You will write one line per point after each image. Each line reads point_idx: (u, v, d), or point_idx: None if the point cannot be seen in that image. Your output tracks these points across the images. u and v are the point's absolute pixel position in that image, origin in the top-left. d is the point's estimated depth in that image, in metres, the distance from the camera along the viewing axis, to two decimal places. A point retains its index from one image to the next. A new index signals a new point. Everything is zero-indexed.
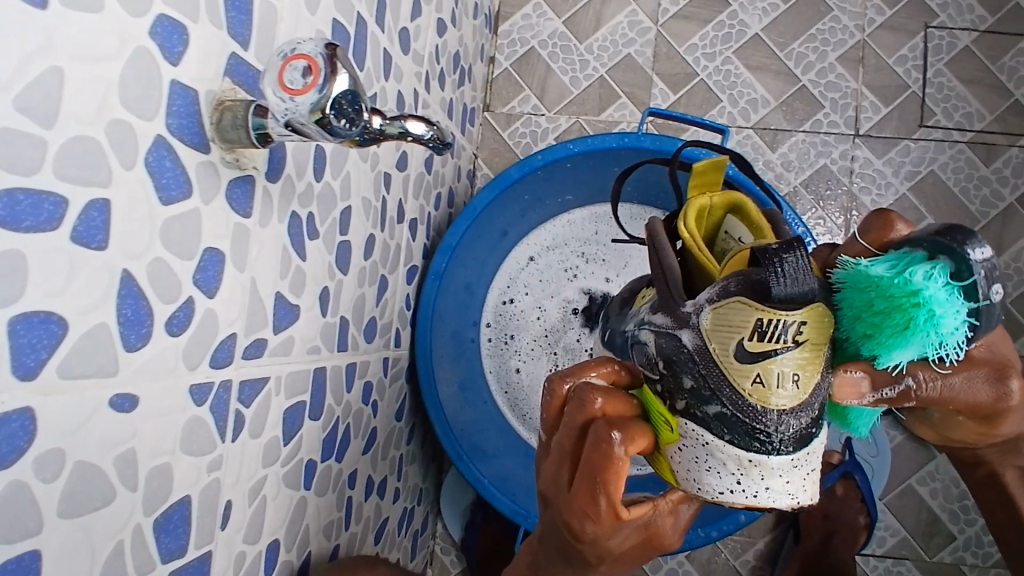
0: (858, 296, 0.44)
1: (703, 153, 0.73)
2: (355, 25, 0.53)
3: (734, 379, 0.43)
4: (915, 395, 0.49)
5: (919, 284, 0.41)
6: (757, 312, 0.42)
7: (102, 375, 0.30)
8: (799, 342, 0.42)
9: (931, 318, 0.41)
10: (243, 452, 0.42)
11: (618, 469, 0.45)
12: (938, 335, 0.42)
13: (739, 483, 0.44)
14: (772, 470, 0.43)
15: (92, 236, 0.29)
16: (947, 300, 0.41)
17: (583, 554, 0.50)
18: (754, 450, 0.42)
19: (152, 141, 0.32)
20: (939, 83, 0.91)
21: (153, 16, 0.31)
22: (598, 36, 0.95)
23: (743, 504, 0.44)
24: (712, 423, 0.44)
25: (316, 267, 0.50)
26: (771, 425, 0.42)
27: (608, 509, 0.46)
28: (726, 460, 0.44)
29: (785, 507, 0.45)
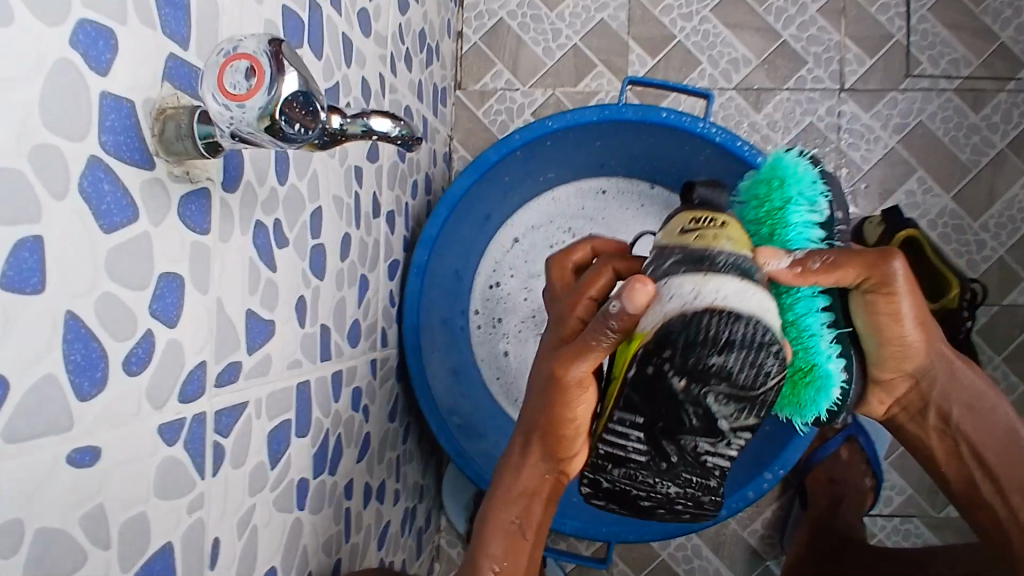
0: (744, 200, 0.49)
1: (688, 121, 0.70)
2: (308, 10, 0.48)
3: (678, 244, 0.43)
4: (823, 267, 0.47)
5: (771, 157, 0.49)
6: (695, 211, 0.45)
7: (56, 432, 0.27)
8: (729, 221, 0.44)
9: (794, 180, 0.48)
10: (226, 485, 0.39)
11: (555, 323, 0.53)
12: (807, 198, 0.48)
13: (696, 296, 0.39)
14: (726, 287, 0.40)
15: (25, 280, 0.25)
16: (801, 168, 0.48)
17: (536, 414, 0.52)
18: (703, 265, 0.40)
19: (87, 162, 0.28)
20: (923, 30, 0.88)
21: (74, 22, 0.27)
22: (568, 2, 0.91)
23: (705, 309, 0.39)
24: (666, 266, 0.42)
25: (288, 278, 0.47)
26: (716, 257, 0.41)
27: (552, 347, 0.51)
28: (682, 283, 0.40)
29: (752, 331, 0.39)
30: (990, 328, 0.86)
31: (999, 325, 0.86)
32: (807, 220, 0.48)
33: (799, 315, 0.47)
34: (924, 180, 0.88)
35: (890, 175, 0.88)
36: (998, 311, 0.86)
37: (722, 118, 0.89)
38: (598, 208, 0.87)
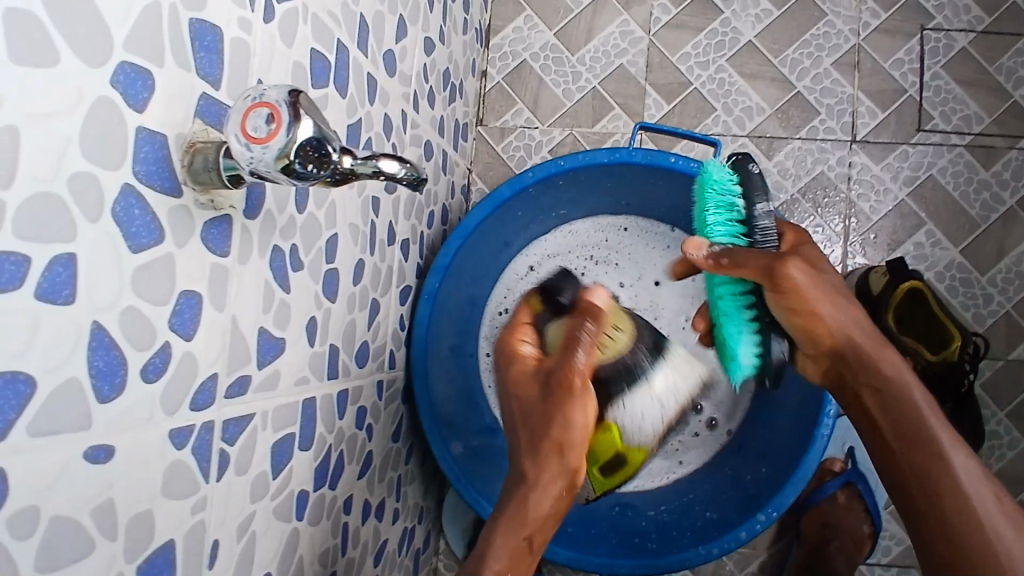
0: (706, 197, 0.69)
1: (697, 168, 0.72)
2: (335, 52, 0.52)
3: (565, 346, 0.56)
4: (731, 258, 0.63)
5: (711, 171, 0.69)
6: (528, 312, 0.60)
7: (74, 430, 0.30)
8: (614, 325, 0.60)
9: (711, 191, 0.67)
10: (229, 489, 0.42)
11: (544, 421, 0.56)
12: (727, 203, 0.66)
13: (642, 407, 0.61)
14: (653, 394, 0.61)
15: (58, 291, 0.29)
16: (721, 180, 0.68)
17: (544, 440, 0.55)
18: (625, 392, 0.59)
19: (120, 190, 0.32)
20: (937, 86, 0.90)
21: (115, 63, 0.31)
22: (590, 47, 0.95)
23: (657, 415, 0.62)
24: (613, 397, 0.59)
25: (301, 300, 0.50)
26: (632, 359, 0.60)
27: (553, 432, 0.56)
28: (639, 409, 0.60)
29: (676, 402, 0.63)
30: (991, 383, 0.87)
31: (1005, 382, 0.86)
32: (728, 221, 0.66)
33: (720, 293, 0.68)
34: (933, 233, 0.89)
35: (898, 227, 0.89)
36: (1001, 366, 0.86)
37: None
38: (619, 243, 0.90)
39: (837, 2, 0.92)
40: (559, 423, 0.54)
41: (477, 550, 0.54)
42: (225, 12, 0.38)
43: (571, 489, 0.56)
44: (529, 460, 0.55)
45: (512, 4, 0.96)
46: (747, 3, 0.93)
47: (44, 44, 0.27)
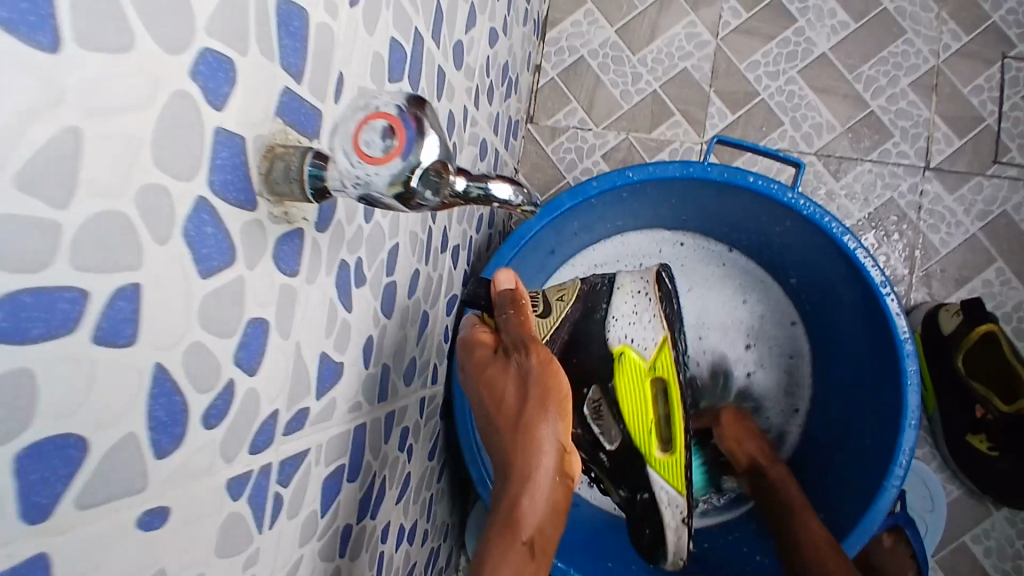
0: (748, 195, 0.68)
1: (776, 188, 0.68)
2: (412, 43, 0.47)
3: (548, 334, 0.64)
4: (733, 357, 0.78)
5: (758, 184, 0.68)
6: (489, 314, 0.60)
7: (127, 496, 0.25)
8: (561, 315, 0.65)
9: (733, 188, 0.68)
10: (278, 538, 0.37)
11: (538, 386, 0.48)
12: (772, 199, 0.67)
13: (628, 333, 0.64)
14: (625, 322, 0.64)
15: (118, 331, 0.23)
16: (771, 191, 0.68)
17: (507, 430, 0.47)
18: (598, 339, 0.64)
19: (194, 204, 0.26)
20: (1015, 118, 0.85)
21: (197, 49, 0.25)
22: (652, 48, 0.89)
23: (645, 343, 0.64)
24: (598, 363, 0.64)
25: (360, 318, 0.44)
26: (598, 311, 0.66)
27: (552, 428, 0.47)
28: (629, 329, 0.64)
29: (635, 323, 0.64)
30: None
31: None
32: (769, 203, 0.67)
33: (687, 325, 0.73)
34: (1004, 271, 0.84)
35: (968, 261, 0.84)
36: None
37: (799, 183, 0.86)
38: (673, 255, 0.85)
39: (918, 19, 0.86)
40: (525, 406, 0.47)
41: (476, 559, 0.44)
42: None
43: (567, 475, 0.46)
44: (501, 443, 0.47)
45: None
46: (823, 13, 0.87)
47: (118, 23, 0.21)
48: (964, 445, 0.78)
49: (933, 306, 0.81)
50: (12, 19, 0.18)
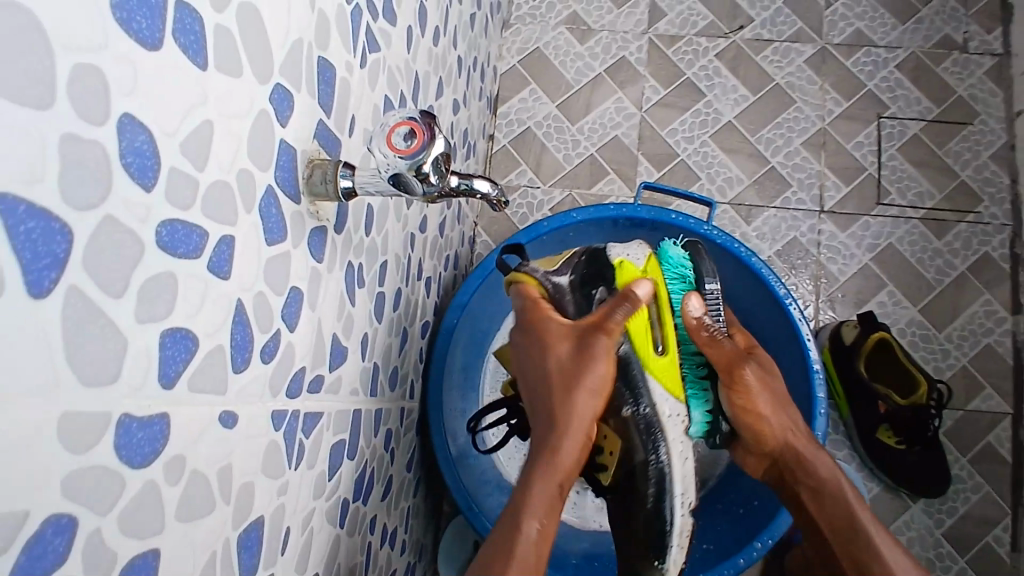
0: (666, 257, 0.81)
1: (694, 223, 0.81)
2: (398, 100, 0.59)
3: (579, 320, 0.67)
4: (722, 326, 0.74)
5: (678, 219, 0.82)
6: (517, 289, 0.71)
7: (215, 393, 0.34)
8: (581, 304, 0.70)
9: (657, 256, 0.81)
10: (301, 481, 0.45)
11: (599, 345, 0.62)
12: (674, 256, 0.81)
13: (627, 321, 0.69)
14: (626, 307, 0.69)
15: (220, 267, 0.33)
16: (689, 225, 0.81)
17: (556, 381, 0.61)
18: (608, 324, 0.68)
19: (265, 190, 0.37)
20: (893, 166, 1.02)
21: (273, 83, 0.37)
22: (588, 119, 1.05)
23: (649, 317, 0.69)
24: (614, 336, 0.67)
25: (360, 315, 0.54)
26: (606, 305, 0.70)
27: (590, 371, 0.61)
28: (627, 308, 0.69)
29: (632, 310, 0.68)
30: (951, 431, 0.95)
31: (964, 430, 0.95)
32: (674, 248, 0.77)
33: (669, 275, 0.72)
34: (894, 293, 0.99)
35: (864, 287, 0.99)
36: (962, 416, 0.95)
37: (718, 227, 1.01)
38: None
39: (805, 91, 1.05)
40: (587, 373, 0.60)
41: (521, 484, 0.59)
42: (338, 54, 0.45)
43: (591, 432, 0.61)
44: (550, 396, 0.60)
45: (518, 78, 1.07)
46: (726, 89, 1.05)
47: (234, 59, 0.33)
48: (876, 442, 0.91)
49: (835, 324, 0.95)
50: (187, 44, 0.29)
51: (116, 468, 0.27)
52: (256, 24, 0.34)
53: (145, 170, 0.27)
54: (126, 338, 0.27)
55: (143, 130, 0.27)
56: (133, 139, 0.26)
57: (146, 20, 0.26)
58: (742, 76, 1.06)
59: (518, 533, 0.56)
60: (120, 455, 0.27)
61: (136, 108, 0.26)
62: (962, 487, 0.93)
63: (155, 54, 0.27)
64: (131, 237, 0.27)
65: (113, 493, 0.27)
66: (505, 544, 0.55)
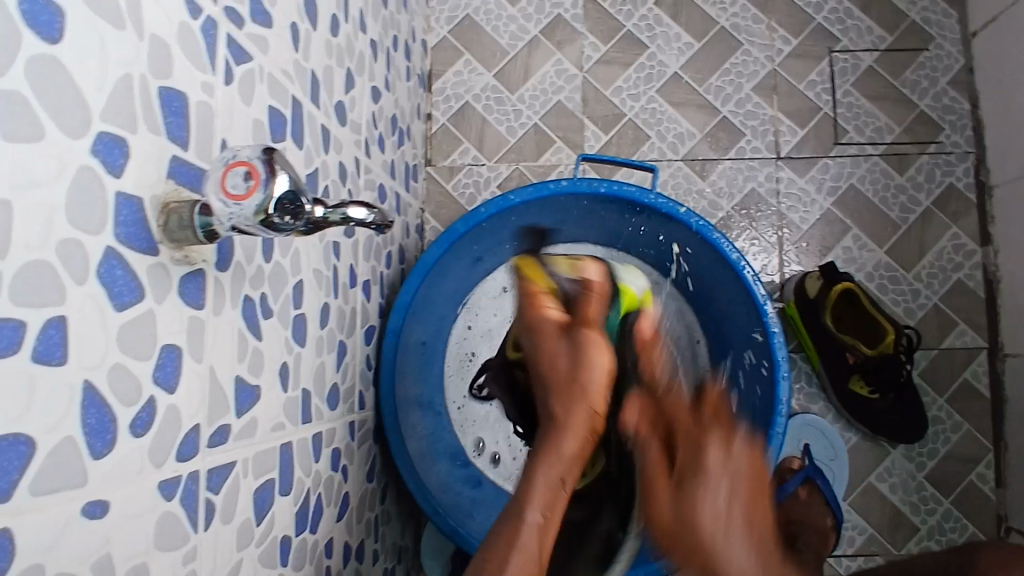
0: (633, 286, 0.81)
1: (634, 189, 0.78)
2: (290, 107, 0.55)
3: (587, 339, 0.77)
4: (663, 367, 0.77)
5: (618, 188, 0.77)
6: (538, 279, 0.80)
7: (72, 488, 0.31)
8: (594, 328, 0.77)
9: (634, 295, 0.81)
10: (216, 539, 0.43)
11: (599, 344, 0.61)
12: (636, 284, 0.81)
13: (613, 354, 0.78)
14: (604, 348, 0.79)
15: (51, 353, 0.30)
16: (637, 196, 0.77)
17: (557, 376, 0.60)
18: None
19: (104, 253, 0.33)
20: (848, 102, 0.98)
21: (93, 134, 0.32)
22: (528, 86, 1.00)
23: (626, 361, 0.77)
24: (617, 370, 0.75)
25: (273, 347, 0.51)
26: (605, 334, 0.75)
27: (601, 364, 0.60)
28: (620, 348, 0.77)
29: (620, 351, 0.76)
30: (927, 372, 0.94)
31: (940, 368, 0.93)
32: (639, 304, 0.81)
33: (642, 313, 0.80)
34: (859, 236, 0.96)
35: (828, 233, 0.96)
36: (938, 355, 0.93)
37: (672, 186, 0.97)
38: None
39: (752, 32, 0.99)
40: (582, 372, 0.59)
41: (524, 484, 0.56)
42: (189, 77, 0.40)
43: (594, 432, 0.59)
44: (559, 402, 0.59)
45: (450, 49, 1.01)
46: (669, 37, 1.00)
47: (31, 121, 0.29)
48: (851, 394, 0.90)
49: (798, 277, 0.92)
50: None
51: None
52: (57, 74, 0.30)
53: None
54: None
55: None
56: None
57: None
58: (685, 22, 1.00)
59: (521, 516, 0.55)
60: None
61: None
62: (942, 427, 0.93)
63: None
64: None
65: None
66: (510, 533, 0.54)
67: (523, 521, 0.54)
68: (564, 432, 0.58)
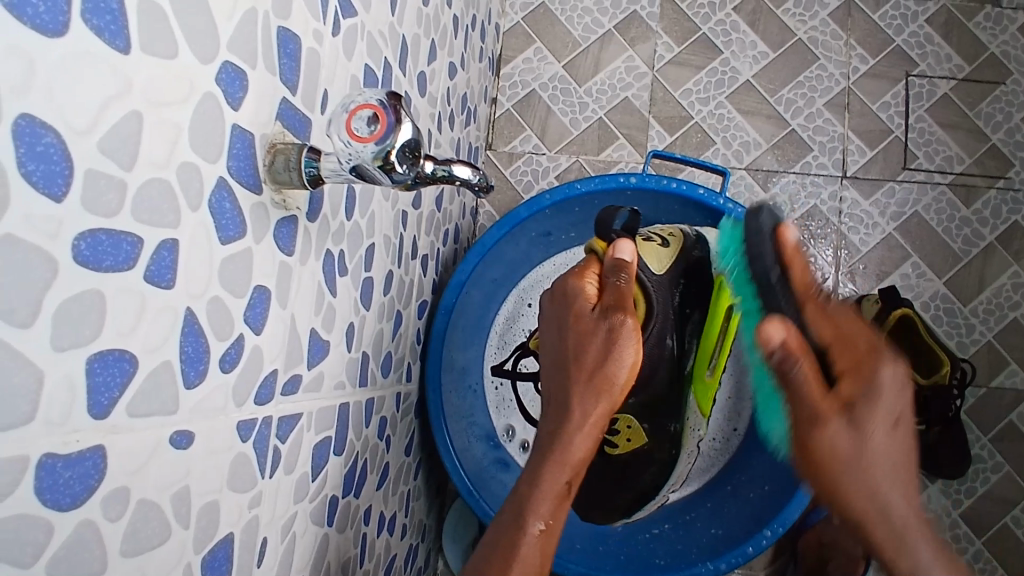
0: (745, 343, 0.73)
1: (701, 192, 0.76)
2: (382, 69, 0.55)
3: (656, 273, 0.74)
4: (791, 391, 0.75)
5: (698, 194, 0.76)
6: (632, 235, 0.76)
7: (162, 414, 0.31)
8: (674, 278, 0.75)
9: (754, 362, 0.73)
10: (277, 488, 0.43)
11: (626, 324, 0.60)
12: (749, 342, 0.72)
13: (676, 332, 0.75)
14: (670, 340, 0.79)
15: (161, 275, 0.30)
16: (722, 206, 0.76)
17: (582, 366, 0.60)
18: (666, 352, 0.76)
19: (215, 183, 0.33)
20: (921, 128, 0.96)
21: (219, 62, 0.32)
22: (596, 80, 0.99)
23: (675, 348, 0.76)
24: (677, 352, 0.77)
25: (344, 305, 0.51)
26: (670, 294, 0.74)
27: (631, 354, 0.60)
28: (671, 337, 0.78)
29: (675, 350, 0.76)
30: (975, 410, 0.91)
31: (988, 407, 0.91)
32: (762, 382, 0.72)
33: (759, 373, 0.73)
34: (918, 265, 0.94)
35: (887, 259, 0.94)
36: (986, 393, 0.91)
37: (733, 195, 0.96)
38: None
39: (829, 47, 0.98)
40: (609, 366, 0.60)
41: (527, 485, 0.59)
42: (304, 23, 0.40)
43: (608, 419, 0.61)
44: (587, 398, 0.60)
45: (522, 36, 1.00)
46: (745, 45, 0.98)
47: (166, 37, 0.28)
48: None
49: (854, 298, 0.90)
50: (101, 26, 0.25)
51: (39, 513, 0.25)
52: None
53: (53, 178, 0.23)
54: (40, 369, 0.24)
55: (48, 130, 0.23)
56: (33, 142, 0.22)
57: (45, 3, 0.22)
58: (762, 31, 0.98)
59: (521, 527, 0.57)
60: (42, 499, 0.25)
61: (37, 108, 0.22)
62: (983, 467, 0.90)
63: (58, 41, 0.23)
64: (41, 258, 0.23)
65: (39, 540, 0.25)
66: (509, 545, 0.57)
67: (523, 525, 0.57)
68: (580, 444, 0.59)
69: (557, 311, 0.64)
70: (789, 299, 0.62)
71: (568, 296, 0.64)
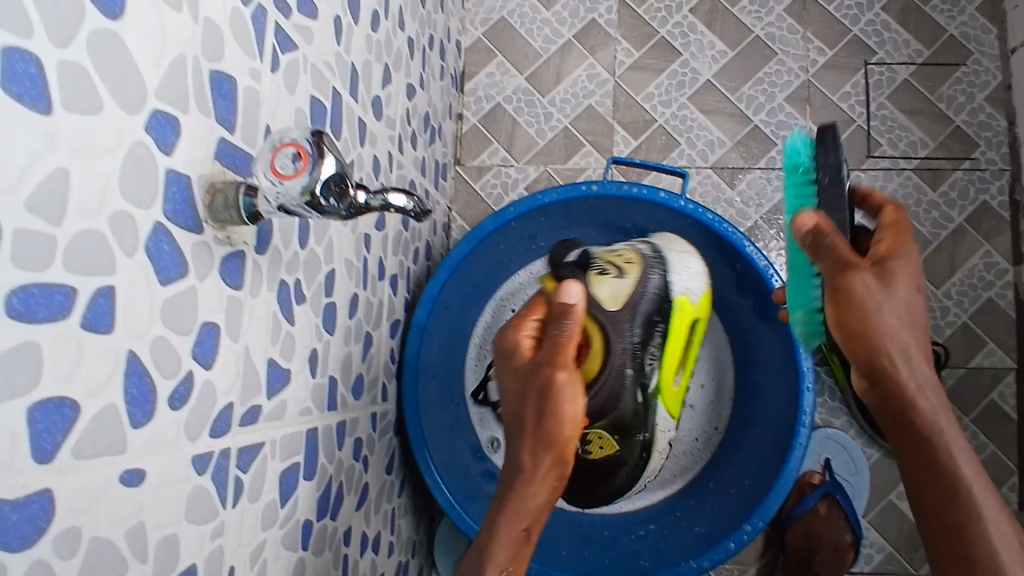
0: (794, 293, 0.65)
1: (662, 194, 0.78)
2: (331, 98, 0.56)
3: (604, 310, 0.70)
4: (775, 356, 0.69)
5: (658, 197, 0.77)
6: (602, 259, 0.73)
7: (110, 454, 0.32)
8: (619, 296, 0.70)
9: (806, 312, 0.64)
10: (242, 517, 0.43)
11: (564, 377, 0.59)
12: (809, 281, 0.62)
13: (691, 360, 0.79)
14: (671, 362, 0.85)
15: (99, 321, 0.31)
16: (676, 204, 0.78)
17: (531, 420, 0.60)
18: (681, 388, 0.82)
19: (151, 227, 0.34)
20: (883, 115, 0.97)
21: (148, 110, 0.33)
22: (560, 89, 1.00)
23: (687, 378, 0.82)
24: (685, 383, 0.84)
25: (304, 332, 0.52)
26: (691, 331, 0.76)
27: (569, 407, 0.59)
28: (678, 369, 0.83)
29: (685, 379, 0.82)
30: (954, 390, 0.92)
31: (967, 387, 0.92)
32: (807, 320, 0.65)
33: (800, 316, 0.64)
34: None
35: None
36: (965, 373, 0.92)
37: (701, 194, 0.97)
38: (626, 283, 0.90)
39: (786, 42, 0.99)
40: (545, 421, 0.60)
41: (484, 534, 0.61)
42: (239, 64, 0.41)
43: (561, 468, 0.62)
44: (528, 451, 0.61)
45: (484, 51, 1.02)
46: (703, 46, 1.00)
47: (88, 92, 0.30)
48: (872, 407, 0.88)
49: None
50: (21, 91, 0.26)
51: None
52: (119, 52, 0.31)
53: None
54: None
55: None
56: None
57: None
58: (719, 31, 1.00)
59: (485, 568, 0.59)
60: None
61: None
62: None
63: None
64: None
65: None
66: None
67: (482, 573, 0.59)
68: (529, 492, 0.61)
69: (506, 360, 0.62)
70: (829, 269, 0.56)
71: (510, 353, 0.61)
